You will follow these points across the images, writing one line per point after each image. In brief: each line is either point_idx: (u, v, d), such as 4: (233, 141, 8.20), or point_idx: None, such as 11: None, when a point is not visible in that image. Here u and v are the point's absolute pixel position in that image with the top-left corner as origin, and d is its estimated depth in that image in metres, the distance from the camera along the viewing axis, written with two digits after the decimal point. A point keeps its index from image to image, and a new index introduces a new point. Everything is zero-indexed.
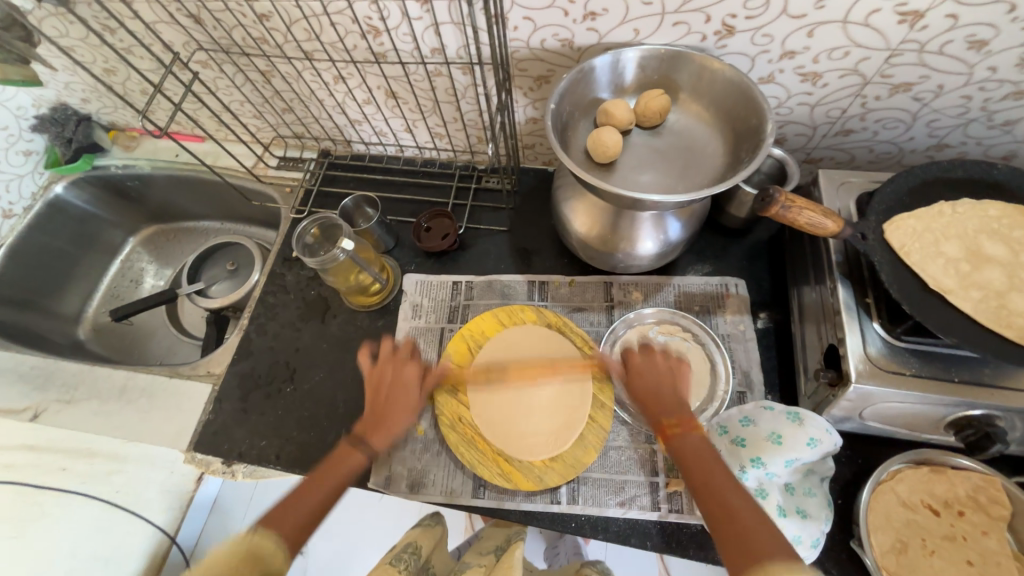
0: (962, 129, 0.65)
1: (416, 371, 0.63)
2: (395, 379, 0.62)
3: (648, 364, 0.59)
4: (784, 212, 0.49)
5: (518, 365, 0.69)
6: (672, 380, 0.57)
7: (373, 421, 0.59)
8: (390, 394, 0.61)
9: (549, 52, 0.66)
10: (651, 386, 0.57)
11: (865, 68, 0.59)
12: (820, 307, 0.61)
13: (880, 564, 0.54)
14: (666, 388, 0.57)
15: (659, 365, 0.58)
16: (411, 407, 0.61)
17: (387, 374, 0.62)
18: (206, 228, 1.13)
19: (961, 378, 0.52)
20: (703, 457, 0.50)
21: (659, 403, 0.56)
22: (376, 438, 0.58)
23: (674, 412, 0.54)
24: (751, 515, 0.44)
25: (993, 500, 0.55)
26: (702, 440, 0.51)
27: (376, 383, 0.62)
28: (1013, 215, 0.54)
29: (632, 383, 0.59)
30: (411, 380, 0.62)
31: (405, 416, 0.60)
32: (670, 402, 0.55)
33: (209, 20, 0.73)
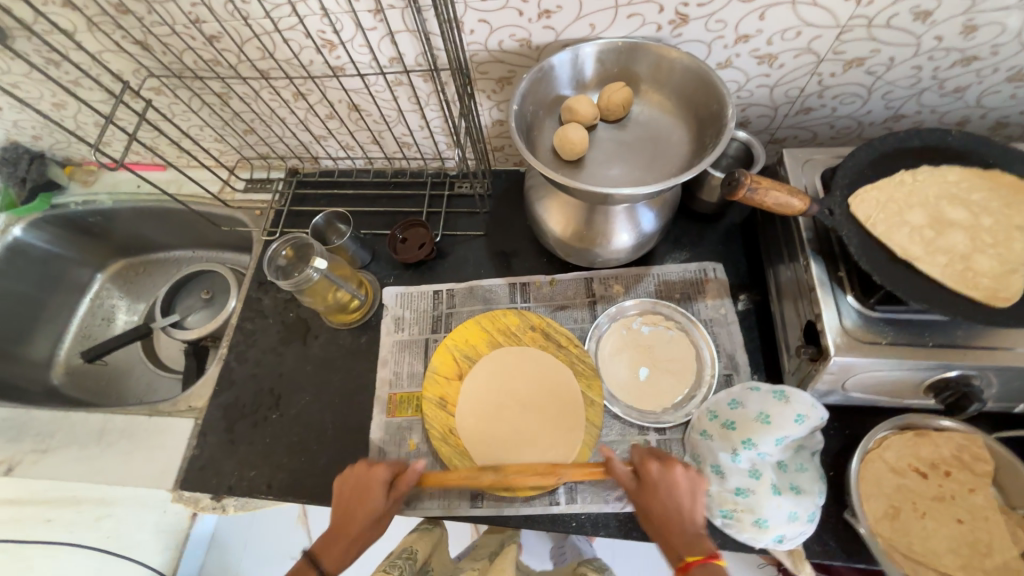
0: (915, 98, 0.67)
1: (384, 478, 0.58)
2: (370, 488, 0.58)
3: (665, 480, 0.53)
4: (751, 195, 0.50)
5: (508, 381, 0.69)
6: (689, 506, 0.52)
7: (335, 530, 0.56)
8: (354, 501, 0.57)
9: (508, 54, 0.66)
10: (665, 498, 0.52)
11: (818, 46, 0.60)
12: (796, 284, 0.62)
13: (874, 531, 0.55)
14: (685, 513, 0.51)
15: (678, 483, 0.53)
16: (377, 513, 0.57)
17: (360, 480, 0.59)
18: (177, 258, 1.10)
19: (935, 342, 0.53)
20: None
21: (676, 531, 0.51)
22: (341, 543, 0.55)
23: (693, 541, 0.49)
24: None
25: (977, 457, 0.57)
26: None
27: (348, 488, 0.58)
28: (969, 178, 0.56)
29: (643, 502, 0.54)
30: (380, 493, 0.58)
31: (370, 527, 0.56)
32: (690, 533, 0.50)
33: (157, 46, 0.71)
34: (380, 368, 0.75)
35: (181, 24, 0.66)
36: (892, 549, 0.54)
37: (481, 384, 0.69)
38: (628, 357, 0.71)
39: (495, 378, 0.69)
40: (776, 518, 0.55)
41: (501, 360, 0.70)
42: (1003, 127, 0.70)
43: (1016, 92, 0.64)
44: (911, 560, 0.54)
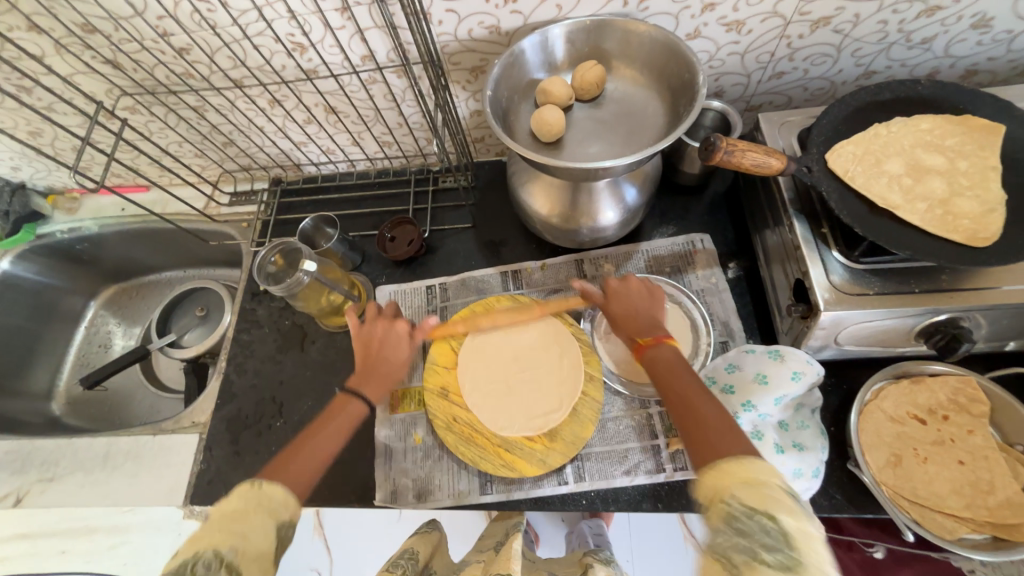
0: (884, 53, 0.67)
1: (406, 328, 0.62)
2: (375, 336, 0.60)
3: (625, 289, 0.60)
4: (728, 157, 0.50)
5: (501, 351, 0.70)
6: (646, 301, 0.59)
7: (364, 374, 0.57)
8: (374, 347, 0.60)
9: (479, 42, 0.66)
10: (627, 301, 0.59)
11: (783, 9, 0.61)
12: (782, 246, 0.63)
13: (879, 480, 0.56)
14: (640, 307, 0.58)
15: (633, 288, 0.60)
16: (400, 360, 0.60)
17: (376, 332, 0.61)
18: (169, 279, 1.10)
19: (922, 287, 0.54)
20: (670, 367, 0.51)
21: (636, 323, 0.57)
22: (374, 388, 0.57)
23: (652, 328, 0.56)
24: (710, 409, 0.44)
25: (973, 399, 0.58)
26: (674, 355, 0.52)
27: (366, 340, 0.60)
28: (943, 125, 0.56)
29: (605, 306, 0.60)
30: (402, 337, 0.61)
31: (396, 365, 0.59)
32: (646, 323, 0.57)
33: (127, 63, 0.71)
34: None
35: (149, 39, 0.66)
36: (897, 496, 0.55)
37: (475, 367, 0.69)
38: None
39: (485, 361, 0.69)
40: (781, 475, 0.56)
41: (492, 339, 0.71)
42: (974, 74, 0.70)
43: (983, 38, 0.64)
44: (916, 504, 0.55)
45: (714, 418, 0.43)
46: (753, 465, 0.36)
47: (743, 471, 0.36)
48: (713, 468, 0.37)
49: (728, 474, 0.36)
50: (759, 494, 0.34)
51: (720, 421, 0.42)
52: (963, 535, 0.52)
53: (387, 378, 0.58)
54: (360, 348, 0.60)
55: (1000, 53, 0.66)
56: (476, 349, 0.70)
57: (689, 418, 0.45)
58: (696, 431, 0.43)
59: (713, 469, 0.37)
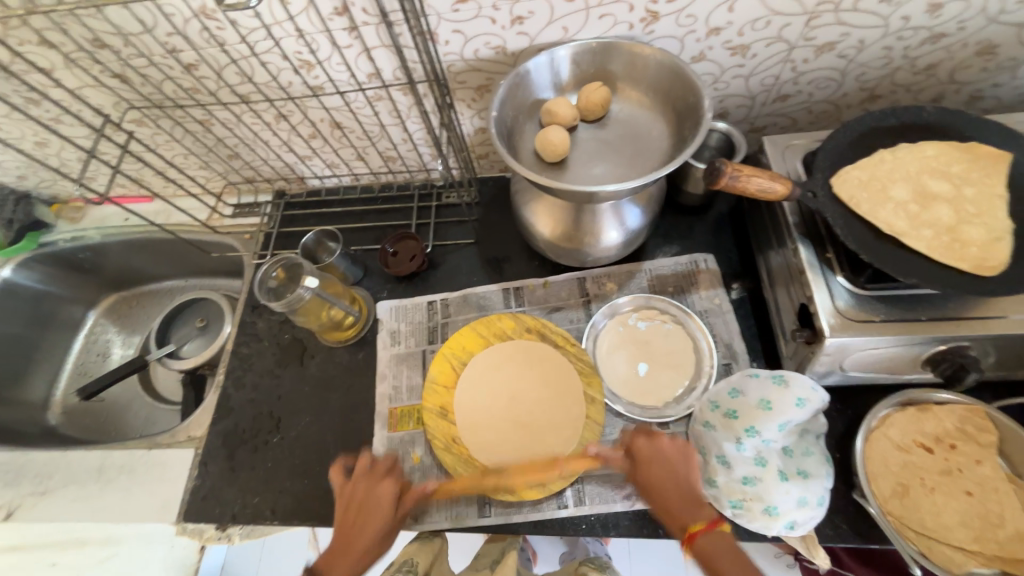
0: (889, 78, 0.68)
1: (391, 490, 0.59)
2: (356, 502, 0.58)
3: (657, 452, 0.56)
4: (733, 182, 0.50)
5: (504, 381, 0.69)
6: (675, 463, 0.55)
7: (340, 547, 0.55)
8: (354, 515, 0.57)
9: (485, 62, 0.66)
10: (655, 465, 0.55)
11: (788, 33, 0.61)
12: (787, 269, 0.62)
13: (885, 510, 0.55)
14: (676, 483, 0.54)
15: (665, 452, 0.56)
16: (382, 529, 0.56)
17: (357, 494, 0.59)
18: (169, 288, 1.09)
19: (928, 315, 0.53)
20: (725, 562, 0.47)
21: (669, 500, 0.53)
22: (342, 564, 0.53)
23: (688, 506, 0.52)
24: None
25: (980, 428, 0.57)
26: (727, 543, 0.49)
27: (346, 504, 0.58)
28: (947, 152, 0.56)
29: (637, 474, 0.56)
30: (384, 501, 0.58)
31: (373, 535, 0.55)
32: (687, 503, 0.52)
33: (135, 78, 0.71)
34: (379, 384, 0.75)
35: (158, 54, 0.67)
36: (903, 527, 0.54)
37: (477, 386, 0.69)
38: (626, 353, 0.70)
39: (488, 389, 0.68)
40: (786, 504, 0.55)
41: (498, 359, 0.71)
42: (978, 100, 0.71)
43: (987, 65, 0.65)
44: (923, 536, 0.53)
45: None
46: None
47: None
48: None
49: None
50: None
51: None
52: (972, 569, 0.51)
53: (353, 558, 0.53)
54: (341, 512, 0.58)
55: (1004, 80, 0.67)
56: (478, 366, 0.70)
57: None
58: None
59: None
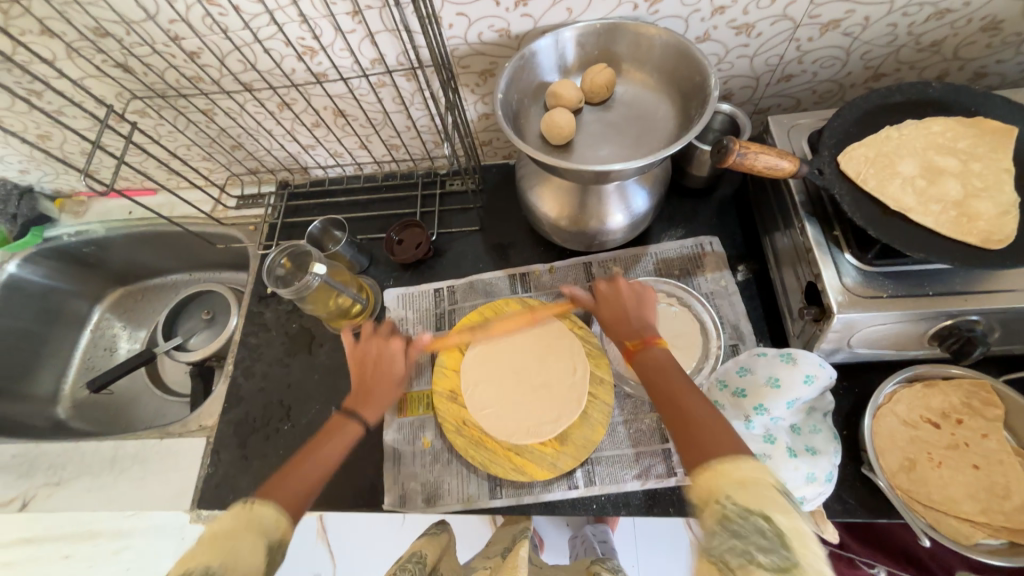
0: (893, 55, 0.67)
1: (403, 344, 0.62)
2: (372, 358, 0.61)
3: (613, 292, 0.60)
4: (741, 159, 0.50)
5: (509, 347, 0.70)
6: (641, 305, 0.58)
7: (360, 395, 0.58)
8: (373, 365, 0.60)
9: (488, 45, 0.66)
10: (612, 301, 0.59)
11: (793, 12, 0.61)
12: (793, 249, 0.63)
13: (893, 485, 0.56)
14: (631, 310, 0.58)
15: (636, 292, 0.60)
16: (398, 377, 0.60)
17: (371, 351, 0.62)
18: (174, 281, 1.09)
19: (936, 290, 0.53)
20: (659, 368, 0.50)
21: (626, 328, 0.57)
22: (366, 409, 0.57)
23: (639, 332, 0.55)
24: (701, 411, 0.44)
25: (986, 403, 0.57)
26: (665, 355, 0.52)
27: (362, 356, 0.61)
28: (954, 128, 0.56)
29: (598, 311, 0.60)
30: (397, 356, 0.61)
31: (392, 391, 0.59)
32: (636, 324, 0.56)
33: (138, 67, 0.71)
34: None
35: (160, 42, 0.66)
36: (911, 500, 0.55)
37: (481, 366, 0.69)
38: None
39: (494, 355, 0.69)
40: (795, 480, 0.56)
41: (500, 338, 0.71)
42: (983, 77, 0.70)
43: (992, 40, 0.64)
44: (931, 509, 0.54)
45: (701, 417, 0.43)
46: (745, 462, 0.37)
47: (726, 472, 0.36)
48: (706, 469, 0.37)
49: (725, 476, 0.36)
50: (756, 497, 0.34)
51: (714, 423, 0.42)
52: (979, 540, 0.52)
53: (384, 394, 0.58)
54: (355, 367, 0.61)
55: (1010, 55, 0.67)
56: (483, 349, 0.70)
57: (679, 420, 0.45)
58: (685, 435, 0.43)
59: (707, 473, 0.37)
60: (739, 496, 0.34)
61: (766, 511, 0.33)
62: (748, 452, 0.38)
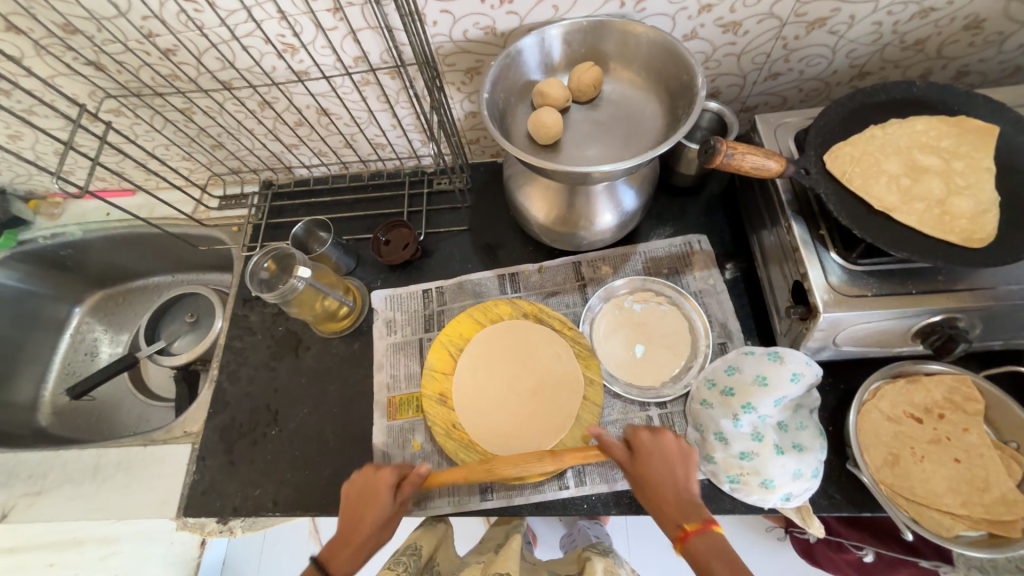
0: (878, 54, 0.68)
1: (390, 481, 0.56)
2: (370, 501, 0.55)
3: (658, 447, 0.52)
4: (728, 160, 0.50)
5: (492, 362, 0.69)
6: (670, 457, 0.51)
7: (342, 543, 0.53)
8: (357, 515, 0.55)
9: (474, 43, 0.65)
10: (652, 455, 0.51)
11: (779, 10, 0.61)
12: (780, 248, 0.63)
13: (877, 480, 0.57)
14: (678, 474, 0.50)
15: (670, 450, 0.52)
16: (386, 515, 0.55)
17: (355, 491, 0.57)
18: (155, 284, 1.07)
19: (919, 288, 0.54)
20: (725, 573, 0.43)
21: (675, 501, 0.48)
22: (346, 553, 0.52)
23: (675, 497, 0.49)
24: None
25: (968, 397, 0.58)
26: (697, 503, 0.48)
27: (350, 501, 0.56)
28: (937, 127, 0.57)
29: (634, 475, 0.51)
30: (384, 506, 0.55)
31: (377, 529, 0.54)
32: (672, 486, 0.49)
33: (111, 65, 0.68)
34: (376, 373, 0.75)
35: (134, 40, 0.64)
36: (895, 495, 0.56)
37: (473, 384, 0.68)
38: (623, 335, 0.71)
39: (480, 372, 0.69)
40: (782, 477, 0.56)
41: (484, 351, 0.70)
42: (965, 75, 0.71)
43: (974, 39, 0.65)
44: (914, 503, 0.55)
45: None
46: None
47: None
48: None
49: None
50: None
51: None
52: (960, 532, 0.53)
53: (359, 542, 0.52)
54: (348, 508, 0.56)
55: (990, 54, 0.67)
56: (474, 357, 0.70)
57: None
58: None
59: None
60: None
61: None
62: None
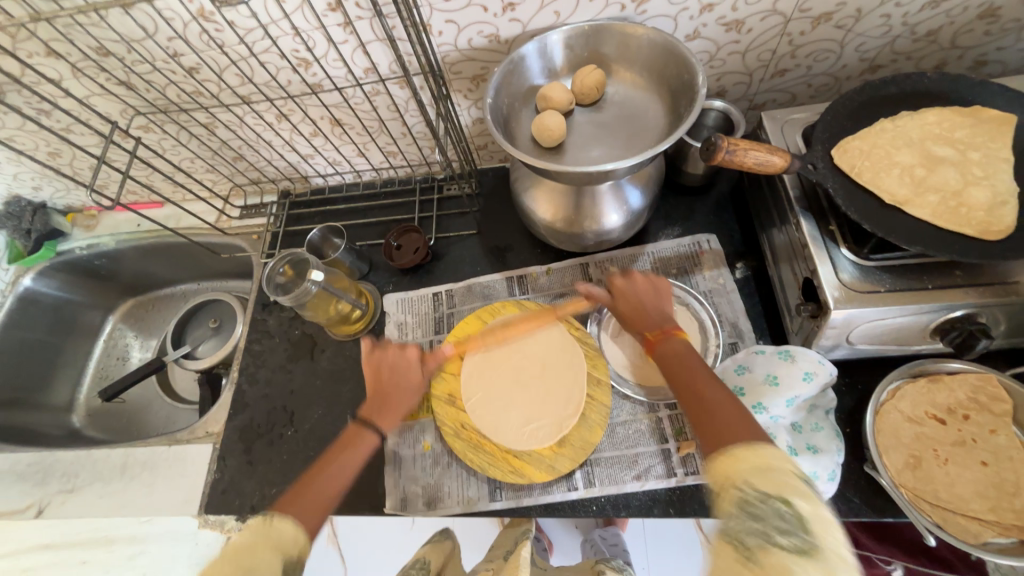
0: (889, 46, 0.67)
1: (417, 352, 0.65)
2: (399, 365, 0.63)
3: (632, 286, 0.60)
4: (730, 156, 0.50)
5: (495, 363, 0.69)
6: (657, 297, 0.59)
7: (379, 402, 0.60)
8: (382, 377, 0.62)
9: (479, 51, 0.67)
10: (642, 297, 0.59)
11: (783, 6, 0.61)
12: (790, 244, 0.62)
13: (897, 483, 0.55)
14: (648, 301, 0.59)
15: (654, 284, 0.61)
16: (415, 379, 0.63)
17: (387, 359, 0.64)
18: (182, 291, 1.12)
19: (935, 283, 0.52)
20: (682, 360, 0.50)
21: (644, 320, 0.57)
22: (386, 417, 0.58)
23: (660, 323, 0.56)
24: (713, 393, 0.45)
25: (994, 397, 0.56)
26: (687, 348, 0.52)
27: (376, 366, 0.63)
28: (951, 117, 0.55)
29: (615, 302, 0.61)
30: (413, 363, 0.64)
31: (408, 398, 0.61)
32: (654, 316, 0.57)
33: (141, 84, 0.73)
34: None
35: (160, 60, 0.68)
36: (918, 499, 0.54)
37: (482, 391, 0.68)
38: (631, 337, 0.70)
39: (484, 379, 0.68)
40: None
41: (496, 343, 0.71)
42: (984, 65, 0.69)
43: (991, 28, 0.63)
44: (938, 507, 0.53)
45: (716, 400, 0.44)
46: (766, 452, 0.36)
47: (764, 463, 0.36)
48: (726, 455, 0.38)
49: (743, 461, 0.36)
50: (769, 481, 0.34)
51: (728, 406, 0.43)
52: (989, 539, 0.50)
53: (397, 405, 0.59)
54: (371, 375, 0.63)
55: (1010, 42, 0.65)
56: (476, 369, 0.69)
57: (702, 410, 0.45)
58: (705, 421, 0.43)
59: (728, 457, 0.37)
60: (758, 481, 0.35)
61: (783, 493, 0.33)
62: (764, 438, 0.38)
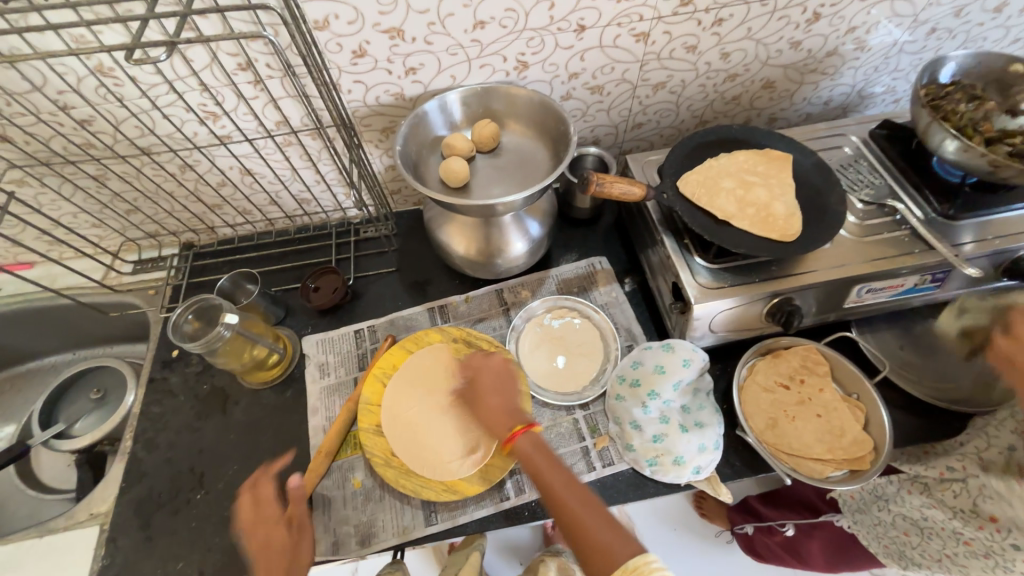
0: (710, 107, 0.88)
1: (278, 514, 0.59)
2: (275, 535, 0.57)
3: (483, 371, 0.64)
4: (599, 189, 0.63)
5: (417, 405, 0.71)
6: (500, 386, 0.62)
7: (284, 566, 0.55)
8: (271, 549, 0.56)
9: (386, 107, 0.75)
10: (485, 387, 0.62)
11: (630, 76, 0.78)
12: (660, 258, 0.76)
13: (763, 442, 0.67)
14: (497, 400, 0.61)
15: (495, 366, 0.64)
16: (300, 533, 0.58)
17: (260, 533, 0.58)
18: (54, 363, 0.99)
19: (761, 277, 0.68)
20: (538, 461, 0.54)
21: (498, 418, 0.59)
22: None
23: (509, 419, 0.59)
24: (577, 502, 0.50)
25: (817, 363, 0.72)
26: (542, 443, 0.56)
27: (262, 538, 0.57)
28: (754, 156, 0.74)
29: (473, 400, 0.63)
30: (288, 522, 0.58)
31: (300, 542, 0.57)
32: (506, 412, 0.60)
33: (19, 136, 0.69)
34: (312, 418, 0.75)
35: (47, 112, 0.66)
36: (778, 451, 0.66)
37: (432, 431, 0.69)
38: (545, 349, 0.79)
39: (427, 425, 0.69)
40: (688, 451, 0.66)
41: (402, 409, 0.71)
42: (775, 121, 0.94)
43: (772, 94, 0.87)
44: (794, 456, 0.66)
45: (581, 511, 0.49)
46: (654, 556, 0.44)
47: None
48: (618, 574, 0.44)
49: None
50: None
51: (598, 515, 0.49)
52: (830, 474, 0.64)
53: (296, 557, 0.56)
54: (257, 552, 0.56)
55: (787, 105, 0.90)
56: (403, 423, 0.70)
57: (572, 522, 0.49)
58: (579, 537, 0.48)
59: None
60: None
61: None
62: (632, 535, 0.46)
